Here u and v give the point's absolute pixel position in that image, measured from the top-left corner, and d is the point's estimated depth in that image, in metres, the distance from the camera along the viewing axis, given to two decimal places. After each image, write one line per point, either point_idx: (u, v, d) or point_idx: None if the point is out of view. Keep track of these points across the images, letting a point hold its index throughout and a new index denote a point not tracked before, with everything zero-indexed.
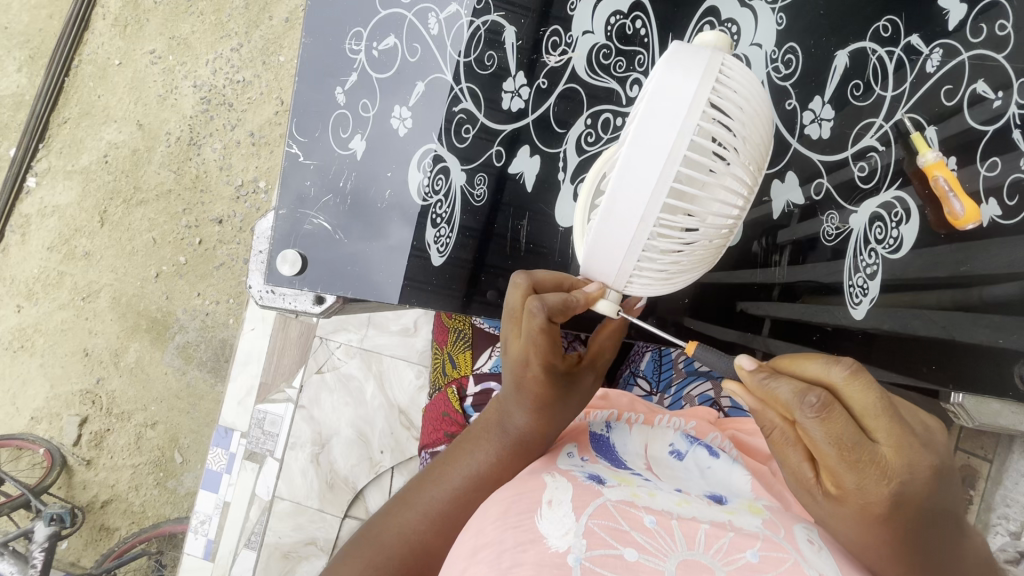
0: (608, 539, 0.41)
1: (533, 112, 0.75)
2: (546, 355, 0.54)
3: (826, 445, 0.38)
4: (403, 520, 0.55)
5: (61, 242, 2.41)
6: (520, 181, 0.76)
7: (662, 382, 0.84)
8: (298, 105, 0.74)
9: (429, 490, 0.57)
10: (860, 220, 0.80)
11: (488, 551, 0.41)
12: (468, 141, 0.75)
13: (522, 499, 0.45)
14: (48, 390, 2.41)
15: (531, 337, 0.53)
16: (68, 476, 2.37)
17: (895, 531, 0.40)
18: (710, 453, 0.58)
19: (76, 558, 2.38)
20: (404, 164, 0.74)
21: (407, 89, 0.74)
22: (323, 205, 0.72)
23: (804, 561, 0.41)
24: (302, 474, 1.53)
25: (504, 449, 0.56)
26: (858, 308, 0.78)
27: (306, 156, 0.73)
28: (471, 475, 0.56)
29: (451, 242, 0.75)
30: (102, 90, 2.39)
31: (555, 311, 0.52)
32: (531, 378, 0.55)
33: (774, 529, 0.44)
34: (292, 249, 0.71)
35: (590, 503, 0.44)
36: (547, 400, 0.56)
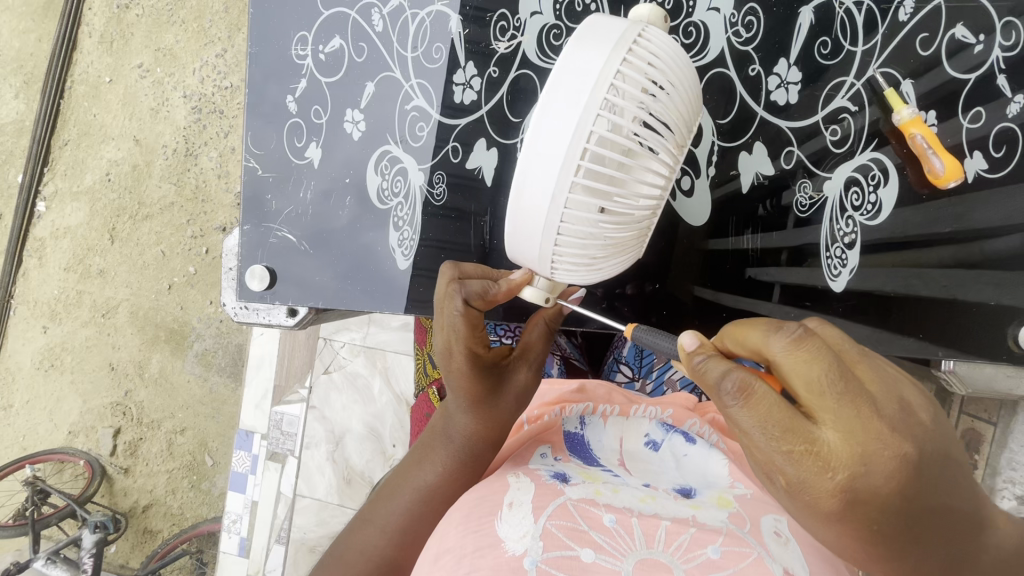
0: (566, 539, 0.42)
1: (485, 103, 0.73)
2: (463, 346, 0.57)
3: (758, 432, 0.37)
4: (368, 534, 0.60)
5: (76, 262, 2.48)
6: (478, 177, 0.73)
7: (643, 368, 0.83)
8: (250, 120, 0.75)
9: (388, 503, 0.61)
10: (836, 187, 0.77)
11: (450, 556, 0.43)
12: (423, 139, 0.73)
13: (484, 501, 0.47)
14: (80, 405, 2.51)
15: (449, 335, 0.57)
16: (109, 484, 2.49)
17: (871, 530, 0.37)
18: (686, 439, 0.60)
19: (126, 559, 2.51)
20: (362, 167, 0.74)
21: (358, 90, 0.74)
22: (285, 218, 0.74)
23: (768, 556, 0.42)
24: (319, 471, 1.57)
25: (449, 456, 0.59)
26: (837, 280, 0.78)
27: (264, 169, 0.74)
28: (423, 485, 0.60)
29: (415, 245, 0.73)
30: (96, 109, 2.42)
31: (472, 296, 0.57)
32: (458, 374, 0.59)
33: (739, 524, 0.46)
34: (259, 264, 0.73)
35: (551, 503, 0.45)
36: (476, 395, 0.59)
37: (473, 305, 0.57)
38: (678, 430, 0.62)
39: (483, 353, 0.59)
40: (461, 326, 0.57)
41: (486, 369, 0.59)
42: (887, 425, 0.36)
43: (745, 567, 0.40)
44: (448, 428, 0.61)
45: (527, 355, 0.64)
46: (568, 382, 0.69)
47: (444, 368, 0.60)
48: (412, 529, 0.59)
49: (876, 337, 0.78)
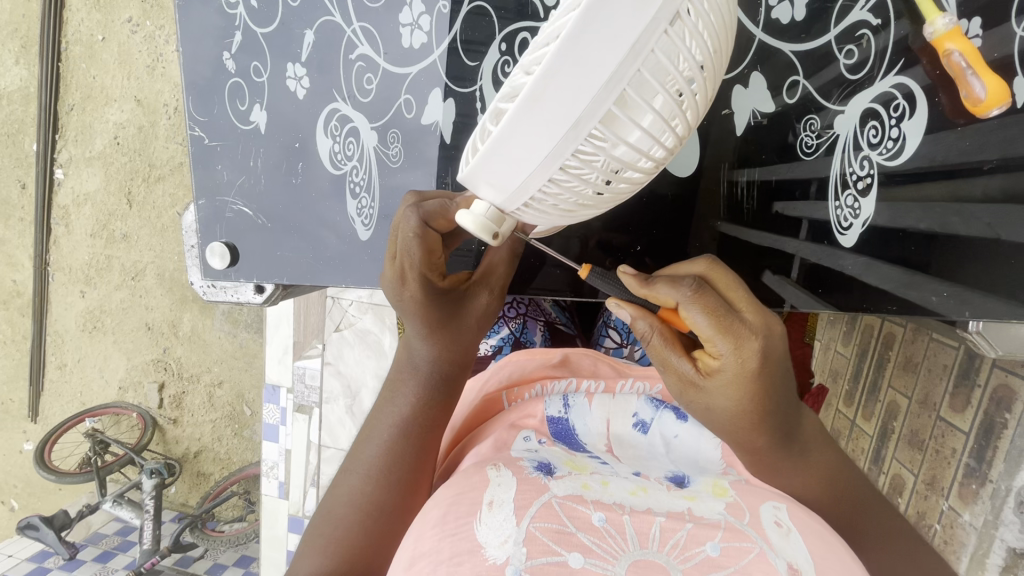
0: (552, 543, 0.42)
1: (437, 45, 0.64)
2: (417, 268, 0.54)
3: (699, 317, 0.44)
4: (351, 483, 0.57)
5: (101, 228, 2.54)
6: (436, 134, 0.66)
7: (633, 334, 0.83)
8: (191, 85, 0.70)
9: (364, 447, 0.58)
10: (848, 123, 0.71)
11: (426, 562, 0.43)
12: (372, 93, 0.66)
13: (463, 498, 0.46)
14: (126, 363, 2.66)
15: (405, 262, 0.54)
16: (161, 434, 2.67)
17: (762, 408, 0.46)
18: (678, 417, 0.58)
19: (184, 499, 2.73)
20: (312, 129, 0.68)
21: (296, 40, 0.66)
22: (238, 189, 0.70)
23: (771, 549, 0.42)
24: (340, 424, 1.63)
25: (415, 384, 0.59)
26: (848, 233, 0.72)
27: (210, 138, 0.70)
28: (398, 416, 0.58)
29: (374, 213, 0.68)
30: (95, 70, 2.37)
31: (430, 216, 0.54)
32: (410, 301, 0.56)
33: (738, 515, 0.45)
34: (218, 241, 0.71)
35: (535, 502, 0.45)
36: (437, 322, 0.57)
37: (429, 227, 0.54)
38: (669, 407, 0.59)
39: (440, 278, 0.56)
40: (418, 252, 0.53)
41: (444, 292, 0.57)
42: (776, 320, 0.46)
43: (745, 567, 0.41)
44: (410, 354, 0.59)
45: (491, 277, 0.61)
46: (551, 353, 0.68)
47: (396, 298, 0.56)
48: (395, 461, 0.56)
49: (908, 281, 0.70)
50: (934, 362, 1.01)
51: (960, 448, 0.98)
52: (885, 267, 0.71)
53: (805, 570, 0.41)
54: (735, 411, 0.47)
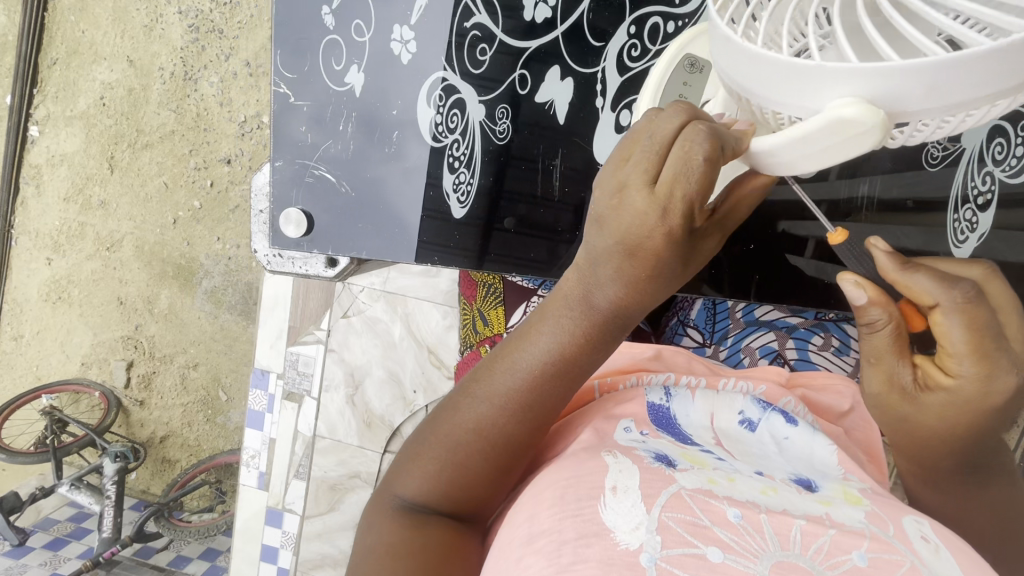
0: (687, 535, 0.42)
1: (562, 23, 0.67)
2: (694, 196, 0.43)
3: (958, 332, 0.47)
4: (480, 408, 0.53)
5: (76, 192, 2.38)
6: (549, 110, 0.70)
7: (716, 333, 0.83)
8: (280, 35, 0.69)
9: (502, 379, 0.52)
10: (976, 137, 0.66)
11: (548, 541, 0.43)
12: (485, 64, 0.69)
13: (580, 481, 0.47)
14: (91, 338, 2.49)
15: (683, 188, 0.43)
16: (125, 416, 2.52)
17: (972, 426, 0.51)
18: (787, 420, 0.58)
19: (146, 486, 2.58)
20: (413, 97, 0.69)
21: (408, 4, 0.67)
22: (322, 153, 0.70)
23: (922, 563, 0.41)
24: (339, 414, 1.57)
25: (583, 322, 0.50)
26: (963, 246, 0.67)
27: (296, 96, 0.69)
28: (549, 356, 0.51)
29: (472, 188, 0.71)
30: (85, 25, 2.24)
31: (724, 140, 0.43)
32: (658, 235, 0.45)
33: (881, 525, 0.44)
34: (294, 207, 0.70)
35: (664, 491, 0.44)
36: (655, 267, 0.48)
37: (722, 149, 0.43)
38: (776, 409, 0.60)
39: (700, 213, 0.45)
40: (696, 181, 0.42)
41: (690, 232, 0.47)
42: None
43: None
44: (590, 291, 0.50)
45: (733, 215, 0.52)
46: (645, 348, 0.69)
47: (635, 227, 0.45)
48: (532, 407, 0.52)
49: None
50: None
51: None
52: None
53: None
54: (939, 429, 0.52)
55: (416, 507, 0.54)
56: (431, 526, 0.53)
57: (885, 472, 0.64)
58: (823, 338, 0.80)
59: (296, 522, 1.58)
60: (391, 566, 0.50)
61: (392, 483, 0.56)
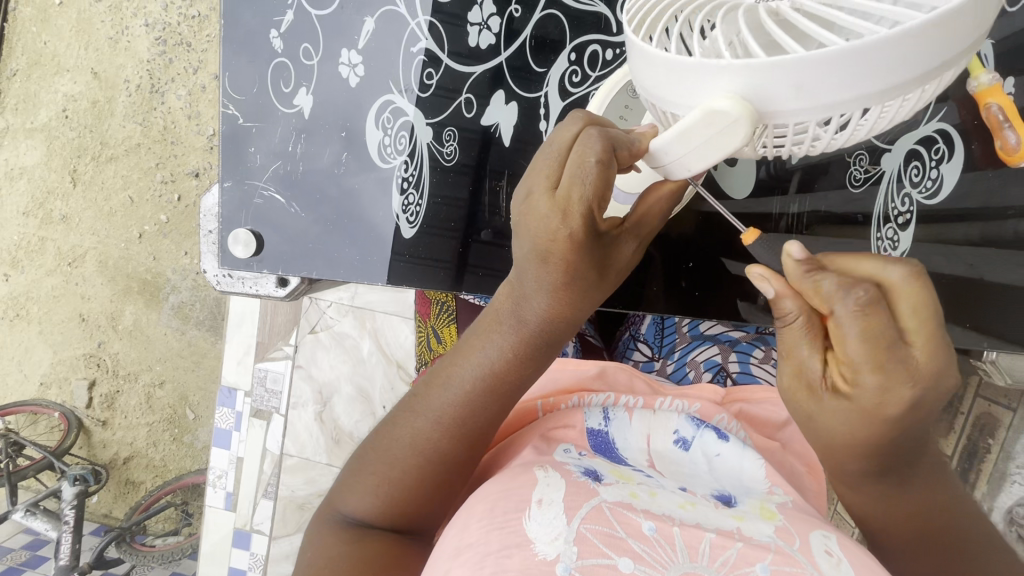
0: (603, 546, 0.44)
1: (505, 49, 0.68)
2: (588, 201, 0.45)
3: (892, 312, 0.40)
4: (421, 422, 0.54)
5: (36, 206, 2.32)
6: (495, 134, 0.70)
7: (664, 347, 0.85)
8: (229, 61, 0.71)
9: (443, 393, 0.54)
10: (893, 160, 0.67)
11: (472, 552, 0.45)
12: (430, 89, 0.70)
13: (510, 494, 0.48)
14: (51, 356, 2.40)
15: (576, 190, 0.45)
16: (86, 437, 2.43)
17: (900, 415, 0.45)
18: (718, 437, 0.60)
19: (109, 510, 2.48)
20: (361, 119, 0.70)
21: (355, 28, 0.69)
22: (270, 172, 0.71)
23: (821, 575, 0.43)
24: (307, 431, 1.55)
25: (519, 335, 0.52)
26: None
27: (245, 118, 0.71)
28: (487, 368, 0.53)
29: (420, 210, 0.71)
30: (47, 36, 2.20)
31: (619, 144, 0.45)
32: (563, 243, 0.47)
33: (788, 540, 0.47)
34: (242, 228, 0.71)
35: (585, 504, 0.47)
36: (572, 276, 0.49)
37: (617, 156, 0.45)
38: (709, 426, 0.61)
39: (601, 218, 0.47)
40: (593, 186, 0.44)
41: (595, 238, 0.48)
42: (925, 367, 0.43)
43: None
44: (521, 303, 0.52)
45: (643, 223, 0.53)
46: (588, 365, 0.70)
47: (542, 230, 0.47)
48: (471, 420, 0.54)
49: None
50: None
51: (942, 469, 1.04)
52: None
53: None
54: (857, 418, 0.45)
55: (361, 522, 0.55)
56: (373, 539, 0.53)
57: (823, 480, 0.66)
58: (764, 351, 0.81)
59: (263, 544, 1.54)
60: None
61: (335, 501, 0.57)
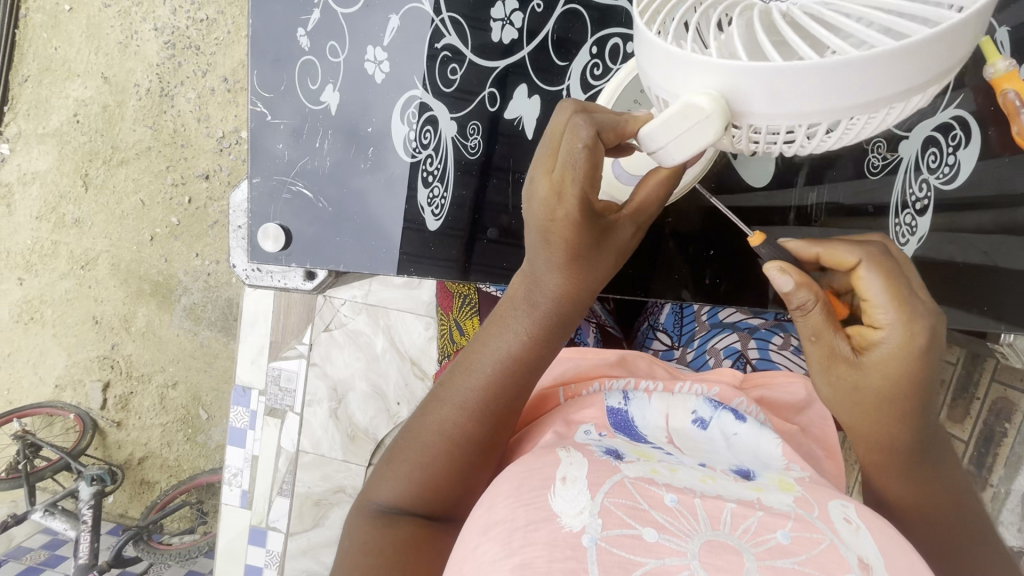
0: (627, 518, 0.46)
1: (527, 43, 0.71)
2: (579, 183, 0.46)
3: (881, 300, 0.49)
4: (445, 415, 0.55)
5: (49, 211, 2.35)
6: (517, 126, 0.72)
7: (684, 336, 0.86)
8: (255, 56, 0.71)
9: (461, 382, 0.55)
10: (911, 147, 0.68)
11: (500, 529, 0.47)
12: (455, 83, 0.71)
13: (534, 474, 0.50)
14: (65, 359, 2.43)
15: (567, 171, 0.46)
16: (102, 438, 2.45)
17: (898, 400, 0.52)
18: (736, 417, 0.61)
19: (124, 510, 2.51)
20: (388, 115, 0.71)
21: (382, 25, 0.70)
22: (299, 169, 0.71)
23: (842, 542, 0.45)
24: (323, 427, 1.57)
25: (531, 321, 0.53)
26: (905, 248, 0.70)
27: (273, 114, 0.71)
28: (504, 355, 0.54)
29: (446, 202, 0.72)
30: (57, 42, 2.22)
31: (604, 124, 0.46)
32: (562, 224, 0.48)
33: (808, 508, 0.48)
34: (272, 221, 0.71)
35: (608, 479, 0.49)
36: (575, 257, 0.50)
37: (604, 136, 0.46)
38: (727, 407, 0.62)
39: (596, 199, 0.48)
40: (583, 165, 0.46)
41: (594, 219, 0.48)
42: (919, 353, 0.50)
43: (816, 556, 0.44)
44: (533, 288, 0.53)
45: (642, 213, 0.50)
46: (608, 353, 0.71)
47: (541, 214, 0.48)
48: (490, 406, 0.55)
49: None
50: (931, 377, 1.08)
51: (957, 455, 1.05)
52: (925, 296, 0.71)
53: (875, 564, 0.44)
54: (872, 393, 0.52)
55: (390, 511, 0.56)
56: (403, 528, 0.55)
57: (845, 467, 0.66)
58: (783, 338, 0.84)
59: (280, 539, 1.56)
60: (366, 563, 0.53)
61: (366, 494, 0.58)
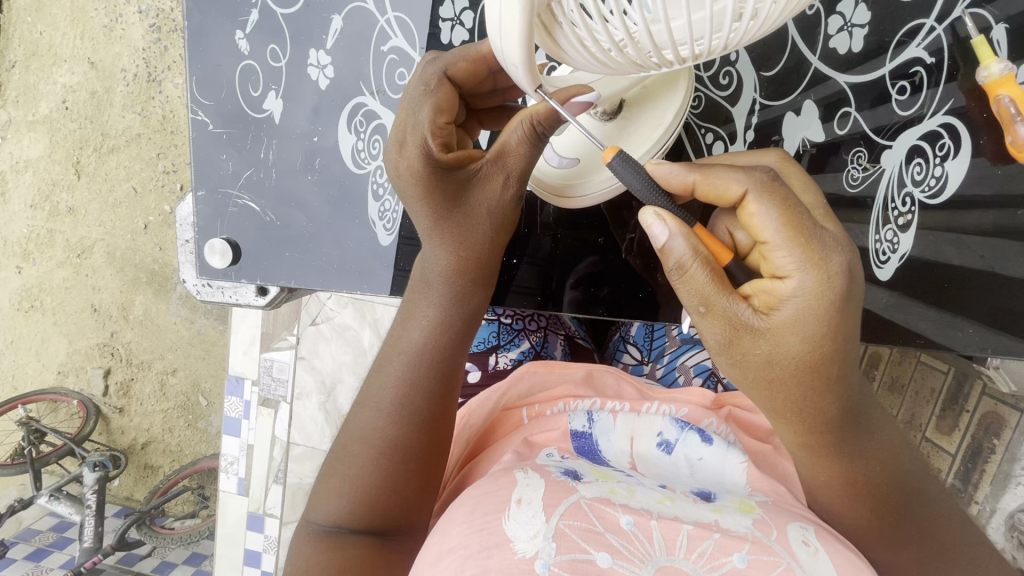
0: (581, 541, 0.44)
1: (479, 44, 0.65)
2: (420, 130, 0.49)
3: (780, 241, 0.40)
4: (365, 419, 0.55)
5: (43, 199, 2.34)
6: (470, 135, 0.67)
7: (654, 351, 0.83)
8: (195, 66, 0.69)
9: (373, 377, 0.56)
10: (894, 158, 0.62)
11: (454, 557, 0.45)
12: (403, 89, 0.67)
13: (490, 496, 0.48)
14: (67, 346, 2.45)
15: (409, 118, 0.50)
16: (105, 423, 2.49)
17: (823, 373, 0.42)
18: (703, 439, 0.59)
19: (130, 493, 2.56)
20: (333, 123, 0.68)
21: (324, 27, 0.67)
22: (244, 182, 0.69)
23: (798, 566, 0.43)
24: (311, 421, 1.56)
25: (425, 297, 0.54)
26: (885, 266, 0.63)
27: (215, 123, 0.69)
28: (410, 347, 0.55)
29: (398, 216, 0.67)
30: (42, 26, 2.18)
31: (452, 66, 0.51)
32: (410, 173, 0.50)
33: (765, 530, 0.46)
34: (218, 237, 0.69)
35: (564, 501, 0.47)
36: (442, 213, 0.51)
37: (449, 81, 0.51)
38: (693, 428, 0.60)
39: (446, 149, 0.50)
40: (425, 115, 0.50)
41: (449, 170, 0.50)
42: (839, 304, 0.40)
43: None
44: (423, 267, 0.54)
45: (509, 159, 0.50)
46: (574, 370, 0.69)
47: (393, 170, 0.52)
48: (406, 406, 0.55)
49: (893, 302, 0.63)
50: (922, 386, 1.04)
51: (944, 467, 1.02)
52: (915, 305, 0.63)
53: None
54: (794, 368, 0.42)
55: (332, 530, 0.54)
56: (354, 552, 0.53)
57: None
58: None
59: (274, 527, 1.58)
60: None
61: (307, 515, 0.57)
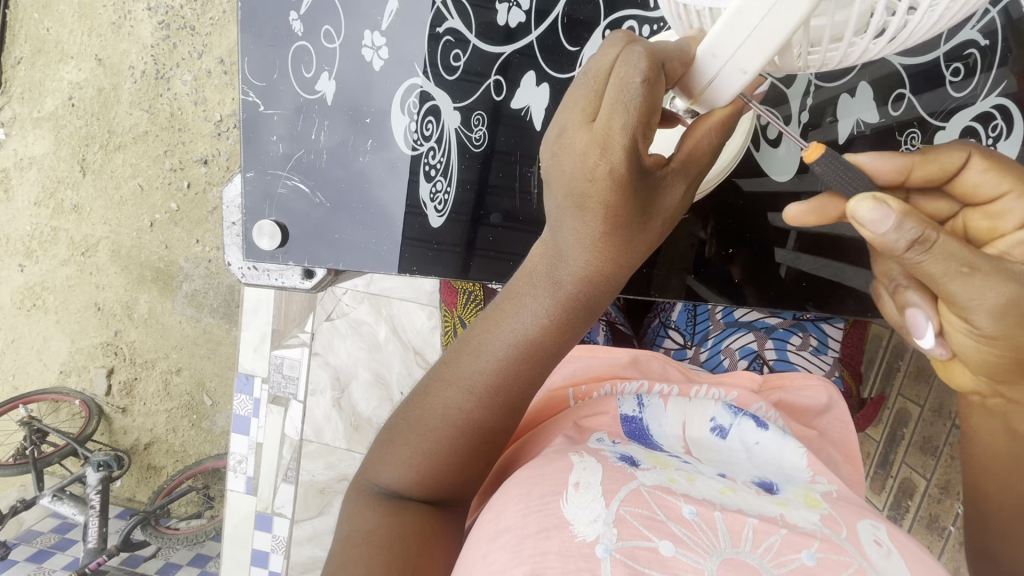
0: (642, 528, 0.44)
1: (535, 27, 0.68)
2: (629, 127, 0.42)
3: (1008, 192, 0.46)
4: (451, 396, 0.53)
5: (47, 196, 2.32)
6: (524, 116, 0.69)
7: (697, 335, 0.84)
8: (248, 47, 0.69)
9: (473, 359, 0.52)
10: (949, 137, 0.63)
11: (511, 536, 0.44)
12: (457, 72, 0.69)
13: (545, 478, 0.48)
14: (69, 345, 2.43)
15: (619, 111, 0.42)
16: (107, 423, 2.46)
17: None
18: (758, 425, 0.59)
19: (132, 494, 2.53)
20: (388, 107, 0.69)
21: (379, 9, 0.68)
22: (294, 162, 0.69)
23: (870, 566, 0.43)
24: (326, 418, 1.57)
25: (554, 295, 0.50)
26: None
27: (266, 104, 0.69)
28: (520, 335, 0.51)
29: (449, 198, 0.70)
30: (49, 22, 2.17)
31: (665, 56, 0.42)
32: (603, 175, 0.44)
33: (834, 527, 0.46)
34: (267, 219, 0.69)
35: (623, 487, 0.47)
36: (617, 221, 0.46)
37: (664, 70, 0.42)
38: (747, 414, 0.60)
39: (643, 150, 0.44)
40: (638, 108, 0.41)
41: (641, 173, 0.45)
42: None
43: None
44: (557, 265, 0.49)
45: (691, 164, 0.47)
46: (620, 353, 0.69)
47: (578, 167, 0.44)
48: (502, 392, 0.52)
49: None
50: None
51: None
52: None
53: None
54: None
55: (394, 494, 0.54)
56: (412, 513, 0.54)
57: (861, 469, 0.65)
58: (801, 338, 0.83)
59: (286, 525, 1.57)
60: (375, 559, 0.51)
61: (367, 475, 0.56)
